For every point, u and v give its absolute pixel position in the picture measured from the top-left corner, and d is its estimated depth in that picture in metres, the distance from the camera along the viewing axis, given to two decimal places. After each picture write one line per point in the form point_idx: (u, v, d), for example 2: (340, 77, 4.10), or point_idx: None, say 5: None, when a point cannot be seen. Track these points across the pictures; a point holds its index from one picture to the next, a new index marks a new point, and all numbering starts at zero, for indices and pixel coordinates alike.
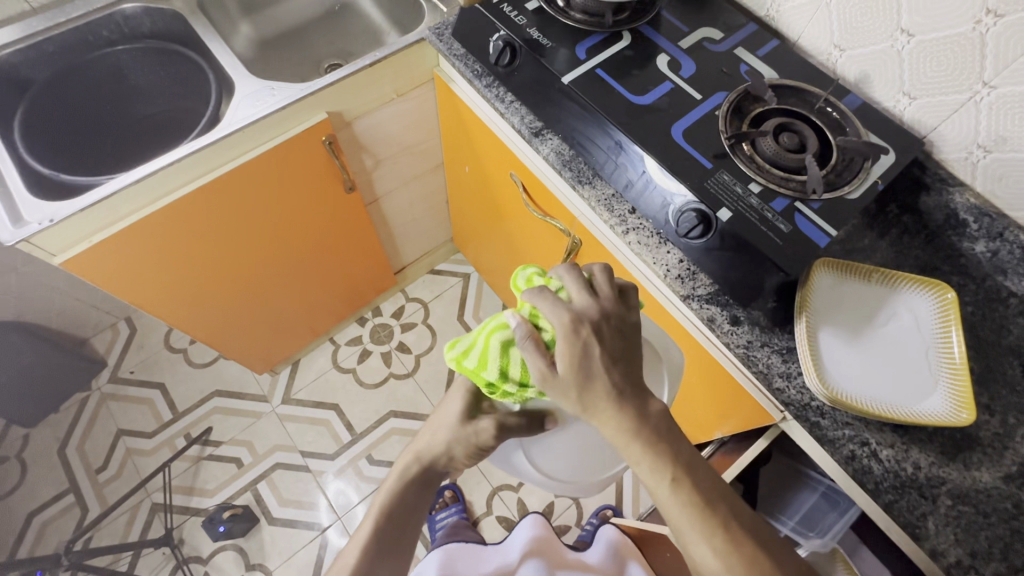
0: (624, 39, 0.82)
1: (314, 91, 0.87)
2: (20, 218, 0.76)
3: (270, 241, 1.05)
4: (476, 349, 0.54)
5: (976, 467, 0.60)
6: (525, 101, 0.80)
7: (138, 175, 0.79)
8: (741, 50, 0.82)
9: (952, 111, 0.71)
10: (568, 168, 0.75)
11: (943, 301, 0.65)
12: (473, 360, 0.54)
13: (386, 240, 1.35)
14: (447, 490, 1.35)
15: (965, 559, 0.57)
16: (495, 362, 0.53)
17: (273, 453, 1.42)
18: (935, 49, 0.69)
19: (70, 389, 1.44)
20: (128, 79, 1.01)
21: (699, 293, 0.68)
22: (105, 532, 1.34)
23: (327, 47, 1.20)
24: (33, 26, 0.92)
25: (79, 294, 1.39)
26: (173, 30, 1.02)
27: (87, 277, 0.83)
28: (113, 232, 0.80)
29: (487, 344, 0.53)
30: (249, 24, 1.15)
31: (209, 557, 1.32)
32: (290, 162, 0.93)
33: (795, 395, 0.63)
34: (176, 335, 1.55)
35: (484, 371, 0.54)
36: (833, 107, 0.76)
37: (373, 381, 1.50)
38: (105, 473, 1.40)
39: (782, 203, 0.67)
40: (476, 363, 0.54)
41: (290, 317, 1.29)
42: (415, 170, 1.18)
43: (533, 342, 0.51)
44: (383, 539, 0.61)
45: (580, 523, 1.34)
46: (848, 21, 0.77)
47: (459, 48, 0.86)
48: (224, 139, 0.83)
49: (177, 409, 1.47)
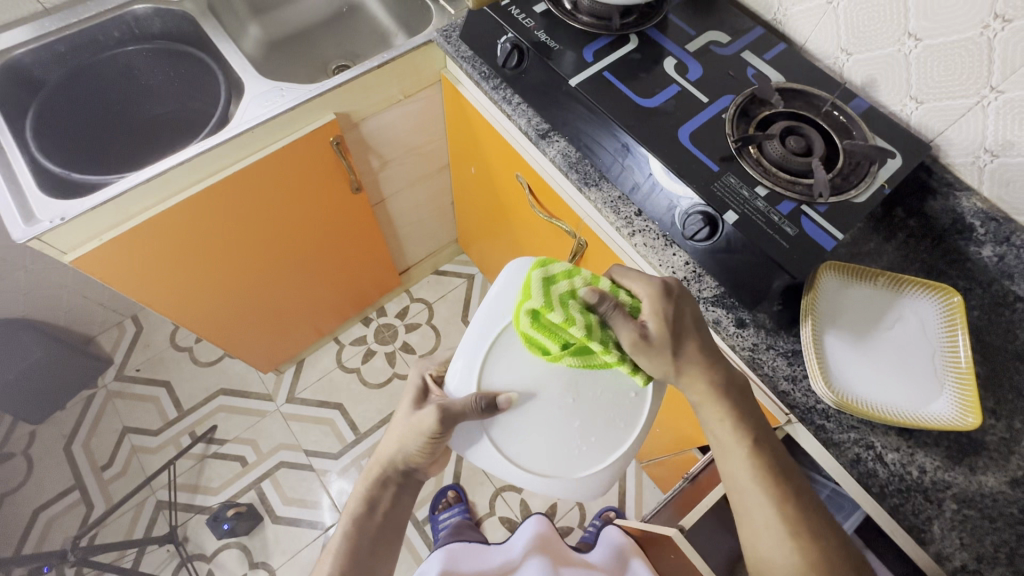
0: (631, 42, 0.82)
1: (322, 93, 0.88)
2: (32, 216, 0.77)
3: (277, 241, 1.06)
4: (559, 306, 0.55)
5: (981, 472, 0.60)
6: (532, 103, 0.80)
7: (149, 174, 0.79)
8: (747, 54, 0.82)
9: (959, 115, 0.71)
10: (575, 169, 0.75)
11: (950, 306, 0.65)
12: (561, 315, 0.54)
13: (391, 240, 1.35)
14: (450, 491, 1.35)
15: (970, 564, 0.57)
16: (582, 324, 0.55)
17: (278, 451, 1.43)
18: (942, 53, 0.70)
19: (77, 386, 1.45)
20: (138, 79, 1.02)
21: (705, 296, 0.68)
22: (109, 529, 1.34)
23: (334, 49, 1.21)
24: (46, 26, 0.93)
25: (87, 292, 1.40)
26: (184, 31, 1.03)
27: (97, 275, 0.84)
28: (123, 231, 0.81)
29: (571, 305, 0.55)
30: (257, 25, 1.15)
31: (213, 554, 1.32)
32: (298, 162, 0.93)
33: (800, 398, 0.63)
34: (182, 334, 1.56)
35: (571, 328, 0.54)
36: (840, 111, 0.76)
37: (377, 381, 1.51)
38: (110, 470, 1.41)
39: (789, 206, 0.68)
40: (563, 321, 0.54)
41: (296, 316, 1.30)
42: (421, 171, 1.19)
43: (619, 312, 0.56)
44: (358, 543, 0.63)
45: (582, 525, 1.34)
46: (855, 25, 0.77)
47: (465, 50, 0.87)
48: (233, 140, 0.84)
49: (182, 407, 1.48)
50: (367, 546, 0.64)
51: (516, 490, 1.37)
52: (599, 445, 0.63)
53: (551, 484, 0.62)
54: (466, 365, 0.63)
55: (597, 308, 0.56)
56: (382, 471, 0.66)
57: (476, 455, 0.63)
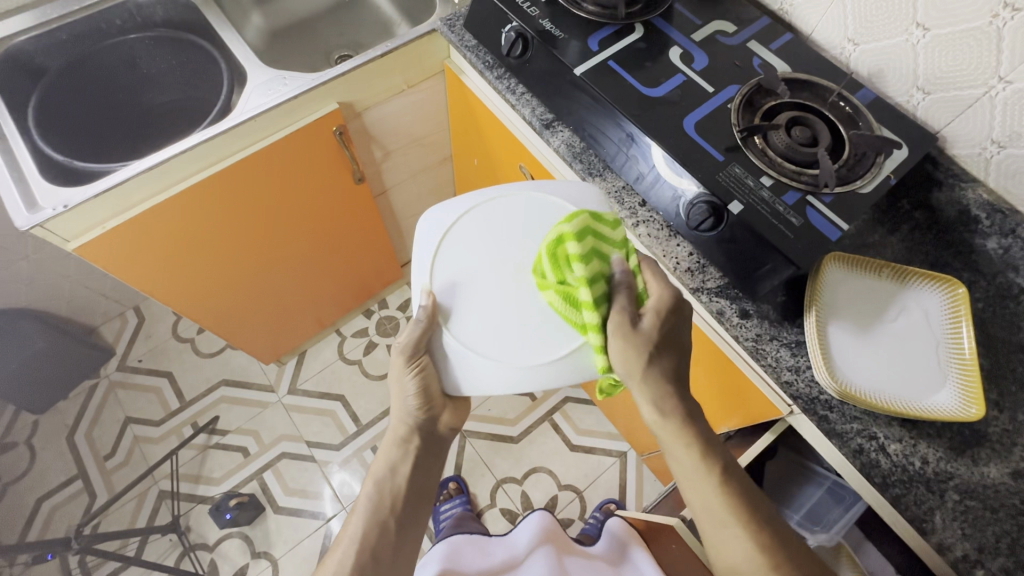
0: (637, 31, 0.82)
1: (326, 81, 0.87)
2: (34, 203, 0.77)
3: (278, 231, 1.05)
4: (588, 245, 0.56)
5: (984, 464, 0.60)
6: (536, 93, 0.81)
7: (153, 162, 0.79)
8: (754, 43, 0.81)
9: (967, 106, 0.71)
10: (578, 160, 0.76)
11: (954, 297, 0.65)
12: (580, 250, 0.55)
13: (393, 232, 1.35)
14: (450, 483, 1.36)
15: (971, 553, 0.57)
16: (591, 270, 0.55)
17: (280, 442, 1.43)
18: (952, 43, 0.69)
19: (79, 376, 1.46)
20: (140, 67, 1.02)
21: (708, 286, 0.68)
22: (113, 518, 1.35)
23: (337, 38, 1.20)
24: (48, 13, 0.93)
25: (88, 282, 1.40)
26: (186, 19, 1.02)
27: (100, 263, 0.84)
28: (125, 219, 0.81)
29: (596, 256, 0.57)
30: (260, 14, 1.15)
31: (215, 544, 1.33)
32: (301, 152, 0.93)
33: (803, 389, 0.63)
34: (183, 325, 1.57)
35: (578, 264, 0.55)
36: (846, 102, 0.75)
37: (378, 373, 1.51)
38: (113, 460, 1.42)
39: (794, 196, 0.67)
40: (578, 254, 0.55)
41: (298, 306, 1.30)
42: (424, 163, 1.19)
43: (627, 296, 0.57)
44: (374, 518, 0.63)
45: (583, 517, 1.34)
46: (863, 14, 0.76)
47: (469, 39, 0.88)
48: (237, 128, 0.84)
49: (185, 398, 1.48)
50: (388, 518, 0.63)
51: (517, 481, 1.37)
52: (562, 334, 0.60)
53: (533, 376, 0.58)
54: (418, 277, 0.63)
55: (615, 276, 0.58)
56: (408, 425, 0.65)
57: (455, 365, 0.59)
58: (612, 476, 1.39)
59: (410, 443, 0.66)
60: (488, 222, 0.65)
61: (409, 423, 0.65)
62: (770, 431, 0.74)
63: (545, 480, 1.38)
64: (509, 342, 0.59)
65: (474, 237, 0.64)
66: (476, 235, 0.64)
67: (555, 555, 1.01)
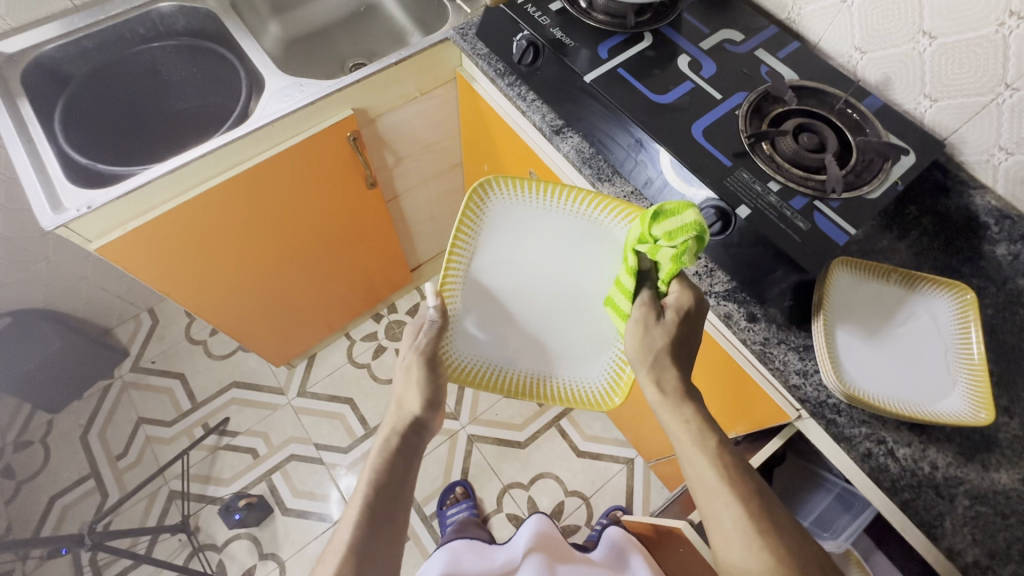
0: (646, 39, 0.83)
1: (341, 88, 0.89)
2: (59, 204, 0.79)
3: (293, 235, 1.08)
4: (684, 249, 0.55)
5: (994, 469, 0.60)
6: (547, 99, 0.82)
7: (174, 165, 0.82)
8: (761, 52, 0.82)
9: (974, 112, 0.71)
10: (587, 165, 0.77)
11: (962, 302, 0.66)
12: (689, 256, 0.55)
13: (404, 238, 1.37)
14: (457, 487, 1.37)
15: (982, 560, 0.57)
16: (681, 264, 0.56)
17: (288, 444, 1.44)
18: (959, 52, 0.70)
19: (95, 376, 1.48)
20: (162, 74, 1.05)
21: (716, 290, 0.69)
22: (124, 517, 1.37)
23: (352, 47, 1.23)
24: (75, 22, 0.96)
25: (105, 284, 1.43)
26: (206, 29, 1.05)
27: (119, 263, 0.86)
28: (146, 220, 0.83)
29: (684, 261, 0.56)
30: (278, 23, 1.18)
31: (224, 545, 1.34)
32: (316, 157, 0.95)
33: (811, 392, 0.64)
34: (196, 327, 1.59)
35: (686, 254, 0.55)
36: (853, 109, 0.76)
37: (387, 376, 1.52)
38: (125, 460, 1.43)
39: (801, 201, 0.68)
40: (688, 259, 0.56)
41: (308, 310, 1.32)
42: (435, 169, 1.21)
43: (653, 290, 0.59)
44: (374, 524, 0.54)
45: (589, 524, 1.34)
46: (870, 23, 0.77)
47: (482, 47, 0.89)
48: (254, 133, 0.86)
49: (196, 399, 1.50)
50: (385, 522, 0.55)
51: (524, 486, 1.37)
52: (585, 353, 0.65)
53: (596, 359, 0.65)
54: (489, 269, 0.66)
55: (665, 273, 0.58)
56: (408, 418, 0.60)
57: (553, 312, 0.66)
58: (619, 482, 1.39)
59: (407, 443, 0.60)
60: (499, 281, 0.66)
61: (408, 414, 0.60)
62: (776, 436, 0.75)
63: (552, 486, 1.38)
64: (568, 335, 0.66)
65: (500, 276, 0.66)
66: (477, 264, 0.66)
67: (545, 563, 0.97)
